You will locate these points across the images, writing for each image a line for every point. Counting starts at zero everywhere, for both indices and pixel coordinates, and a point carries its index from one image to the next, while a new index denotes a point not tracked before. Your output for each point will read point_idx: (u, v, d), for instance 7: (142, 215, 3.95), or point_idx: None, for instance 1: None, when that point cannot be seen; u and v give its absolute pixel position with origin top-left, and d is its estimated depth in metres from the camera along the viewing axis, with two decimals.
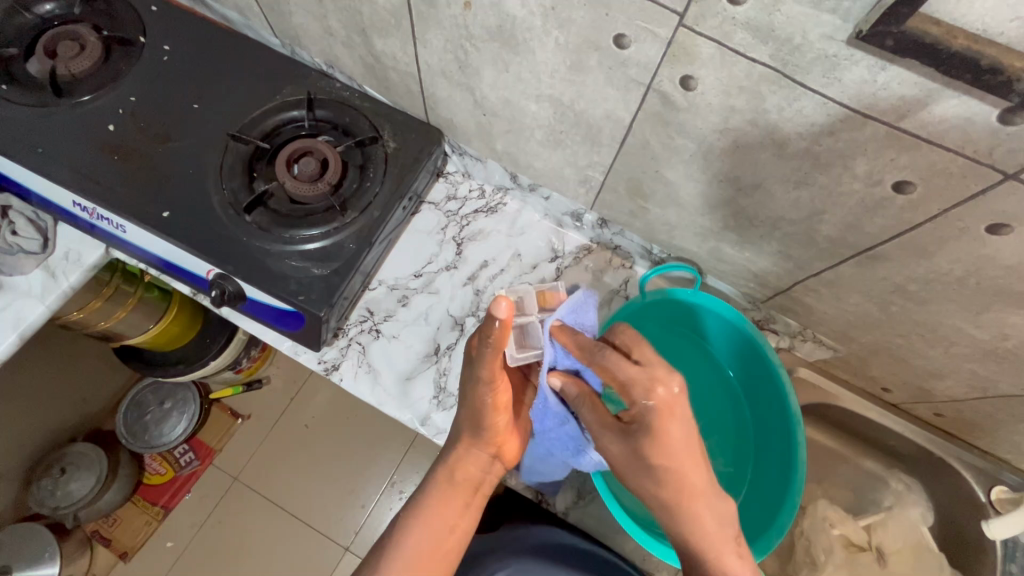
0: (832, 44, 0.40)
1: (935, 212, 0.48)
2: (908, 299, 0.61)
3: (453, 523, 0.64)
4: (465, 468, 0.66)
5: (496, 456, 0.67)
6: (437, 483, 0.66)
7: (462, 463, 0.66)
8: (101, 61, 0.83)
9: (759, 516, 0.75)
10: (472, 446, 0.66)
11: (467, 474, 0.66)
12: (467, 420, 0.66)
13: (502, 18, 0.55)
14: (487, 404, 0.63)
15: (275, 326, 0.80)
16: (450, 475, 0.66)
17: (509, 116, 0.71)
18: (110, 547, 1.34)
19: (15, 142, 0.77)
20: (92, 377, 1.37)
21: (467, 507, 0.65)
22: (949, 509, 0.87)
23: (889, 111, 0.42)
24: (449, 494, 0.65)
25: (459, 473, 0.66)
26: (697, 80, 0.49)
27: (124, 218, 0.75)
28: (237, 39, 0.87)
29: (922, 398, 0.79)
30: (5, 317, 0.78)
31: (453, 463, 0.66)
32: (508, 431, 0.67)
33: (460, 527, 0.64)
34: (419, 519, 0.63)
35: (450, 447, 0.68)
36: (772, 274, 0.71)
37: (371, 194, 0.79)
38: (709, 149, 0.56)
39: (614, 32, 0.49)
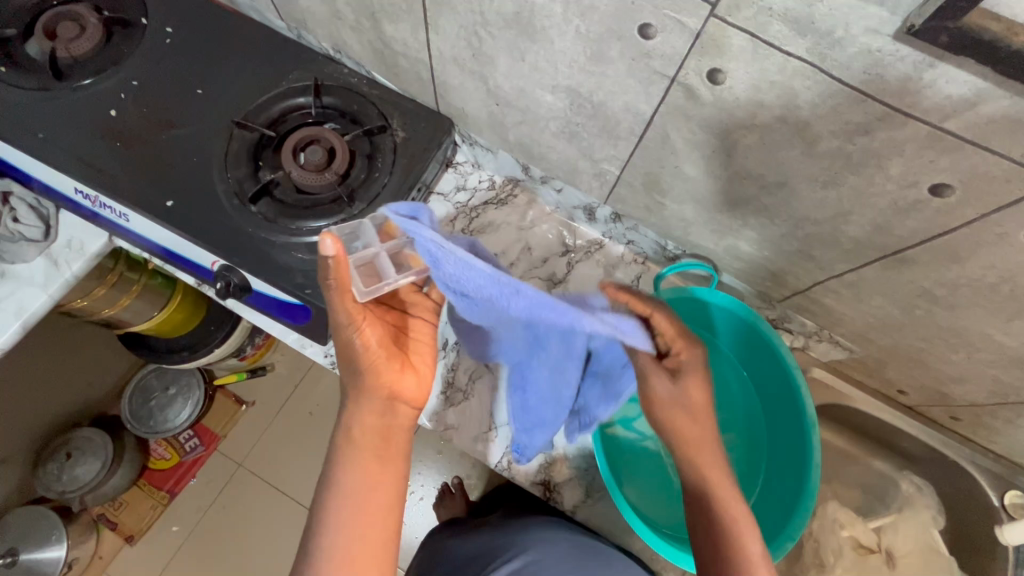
0: (877, 38, 0.37)
1: (972, 216, 0.46)
2: (935, 303, 0.59)
3: (373, 482, 0.56)
4: (366, 425, 0.57)
5: (395, 397, 0.58)
6: (343, 451, 0.57)
7: (364, 420, 0.57)
8: (102, 44, 0.81)
9: (773, 518, 0.74)
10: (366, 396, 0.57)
11: (371, 426, 0.57)
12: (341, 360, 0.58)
13: (519, 4, 0.53)
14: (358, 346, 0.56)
15: (280, 318, 0.79)
16: (356, 437, 0.57)
17: (523, 106, 0.68)
18: (117, 530, 1.35)
19: (15, 126, 0.75)
20: (96, 363, 1.36)
21: (383, 459, 0.57)
22: (962, 513, 0.86)
23: (933, 111, 0.40)
24: (358, 456, 0.56)
25: (362, 428, 0.57)
26: (725, 73, 0.47)
27: (127, 206, 0.73)
28: (241, 22, 0.85)
29: (940, 401, 0.77)
30: (8, 305, 0.77)
31: (351, 420, 0.57)
32: (394, 361, 0.58)
33: (383, 485, 0.56)
34: (336, 495, 0.55)
35: (345, 406, 0.59)
36: (791, 274, 0.69)
37: (379, 185, 0.77)
38: (733, 146, 0.54)
39: (638, 22, 0.47)
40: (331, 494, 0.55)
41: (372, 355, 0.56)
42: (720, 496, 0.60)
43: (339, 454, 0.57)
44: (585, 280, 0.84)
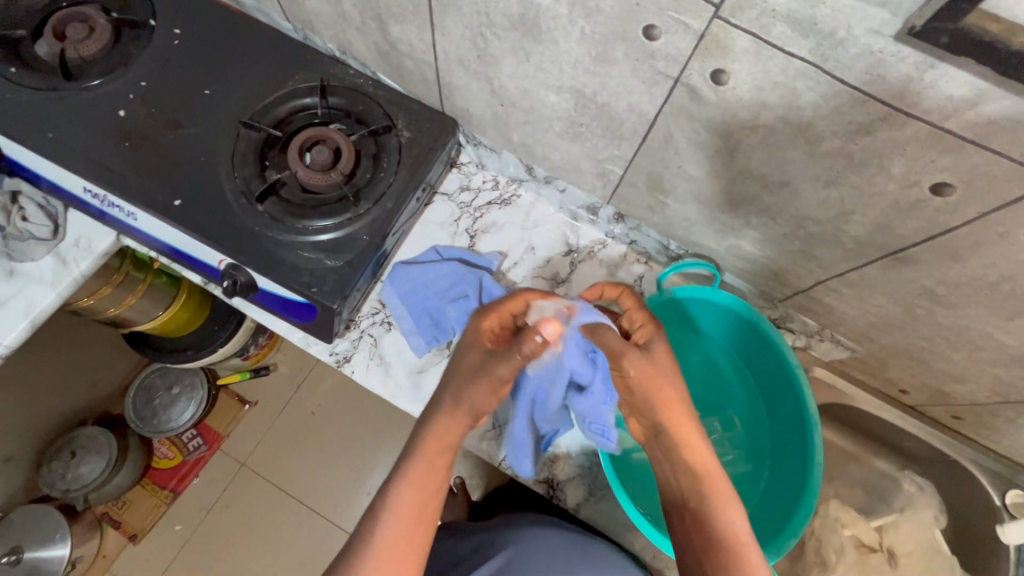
0: (879, 39, 0.38)
1: (973, 215, 0.47)
2: (936, 302, 0.59)
3: (436, 487, 0.61)
4: (443, 437, 0.62)
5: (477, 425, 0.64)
6: (415, 454, 0.61)
7: (445, 431, 0.62)
8: (110, 45, 0.82)
9: (775, 516, 0.74)
10: (455, 416, 0.62)
11: (445, 442, 0.62)
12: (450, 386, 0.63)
13: (525, 6, 0.54)
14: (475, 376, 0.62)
15: (285, 317, 0.80)
16: (431, 444, 0.62)
17: (528, 106, 0.69)
18: (121, 529, 1.36)
19: (25, 126, 0.76)
20: (101, 362, 1.37)
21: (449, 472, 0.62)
22: (963, 512, 0.87)
23: (934, 111, 0.40)
24: (428, 462, 0.61)
25: (436, 444, 0.61)
26: (729, 74, 0.47)
27: (135, 205, 0.74)
28: (248, 24, 0.86)
29: (941, 400, 0.77)
30: (16, 303, 0.78)
31: (431, 430, 0.62)
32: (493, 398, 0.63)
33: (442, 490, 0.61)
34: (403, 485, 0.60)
35: (429, 414, 0.63)
36: (793, 273, 0.69)
37: (385, 184, 0.78)
38: (736, 146, 0.54)
39: (644, 23, 0.47)
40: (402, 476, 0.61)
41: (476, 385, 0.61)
42: (714, 489, 0.61)
43: (414, 450, 0.62)
44: (588, 280, 0.85)
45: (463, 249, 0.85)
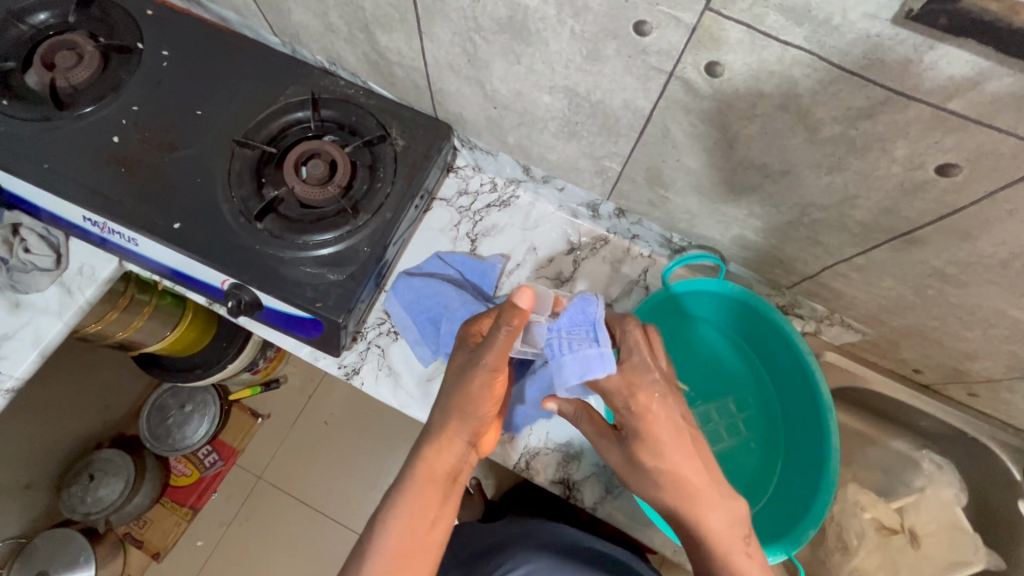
0: (875, 23, 0.37)
1: (980, 194, 0.46)
2: (947, 282, 0.58)
3: (435, 517, 0.59)
4: (443, 462, 0.61)
5: (476, 445, 0.63)
6: (410, 483, 0.60)
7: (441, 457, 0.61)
8: (100, 71, 0.81)
9: (794, 503, 0.73)
10: (452, 437, 0.61)
11: (441, 469, 0.61)
12: (453, 408, 0.59)
13: (513, 8, 0.53)
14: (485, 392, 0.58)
15: (292, 333, 0.79)
16: (427, 473, 0.60)
17: (522, 108, 0.68)
18: (143, 548, 1.37)
19: (21, 159, 0.76)
20: (113, 385, 1.38)
21: (445, 499, 0.61)
22: (984, 489, 0.86)
23: (936, 92, 0.39)
24: (424, 490, 0.60)
25: (432, 468, 0.60)
26: (723, 66, 0.46)
27: (135, 231, 0.74)
28: (235, 40, 0.85)
29: (956, 378, 0.77)
30: (25, 334, 0.78)
31: (428, 458, 0.60)
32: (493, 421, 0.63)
33: (440, 520, 0.60)
34: (397, 515, 0.59)
35: (424, 438, 0.62)
36: (799, 260, 0.69)
37: (382, 195, 0.77)
38: (735, 136, 0.54)
39: (634, 19, 0.47)
40: (397, 502, 0.59)
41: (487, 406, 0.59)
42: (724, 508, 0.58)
43: (407, 479, 0.60)
44: (592, 277, 0.84)
45: (465, 255, 0.85)
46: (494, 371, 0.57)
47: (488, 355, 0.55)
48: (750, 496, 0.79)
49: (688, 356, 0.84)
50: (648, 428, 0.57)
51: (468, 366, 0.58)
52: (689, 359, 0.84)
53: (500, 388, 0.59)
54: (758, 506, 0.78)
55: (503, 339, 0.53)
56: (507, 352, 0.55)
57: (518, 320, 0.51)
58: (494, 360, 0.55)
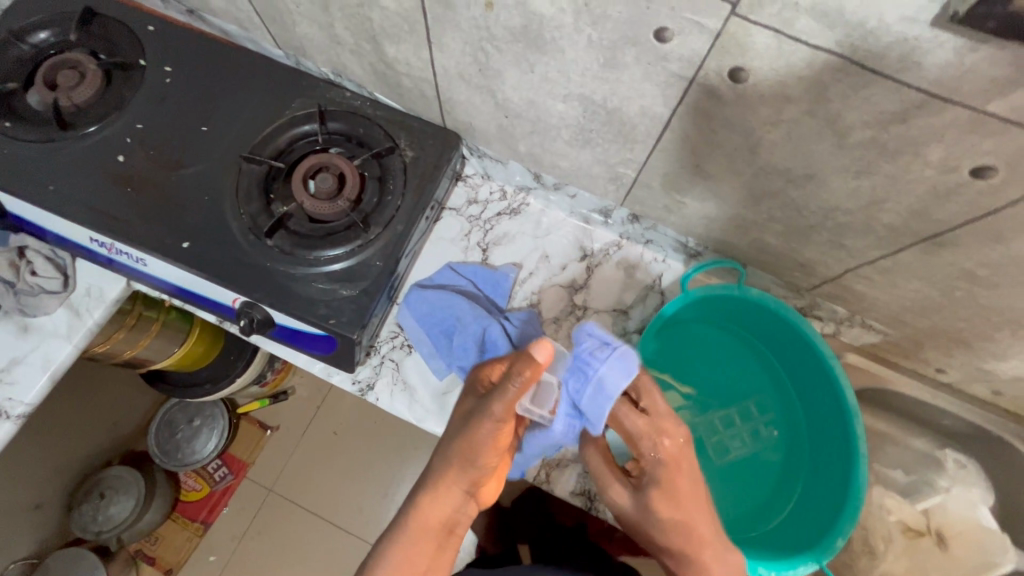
0: (915, 26, 0.36)
1: (1017, 196, 0.44)
2: (977, 284, 0.57)
3: (429, 567, 0.57)
4: (439, 512, 0.58)
5: (475, 496, 0.59)
6: (404, 533, 0.57)
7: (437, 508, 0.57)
8: (102, 90, 0.80)
9: (821, 510, 0.72)
10: (449, 485, 0.57)
11: (435, 519, 0.57)
12: (454, 454, 0.56)
13: (528, 17, 0.52)
14: (491, 440, 0.55)
15: (305, 350, 0.78)
16: (420, 532, 0.57)
17: (534, 117, 0.67)
18: (155, 564, 1.37)
19: (25, 181, 0.75)
20: (120, 402, 1.37)
21: (439, 549, 0.58)
22: (1010, 488, 0.85)
23: (975, 94, 0.38)
24: (419, 539, 0.57)
25: (427, 518, 0.57)
26: (748, 71, 0.45)
27: (143, 252, 0.72)
28: (239, 53, 0.84)
29: (981, 378, 0.75)
30: (34, 358, 0.77)
31: (423, 508, 0.57)
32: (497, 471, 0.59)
33: (433, 571, 0.57)
34: (390, 562, 0.56)
35: (421, 486, 0.58)
36: (821, 263, 0.67)
37: (393, 207, 0.76)
38: (758, 141, 0.52)
39: (655, 26, 0.45)
40: (390, 550, 0.56)
41: (492, 457, 0.56)
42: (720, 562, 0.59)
43: (401, 528, 0.57)
44: (606, 284, 0.83)
45: (477, 265, 0.84)
46: (501, 423, 0.54)
47: (495, 407, 0.53)
48: (775, 503, 0.78)
49: (707, 362, 0.83)
50: (670, 478, 0.59)
51: (475, 414, 0.56)
52: (708, 363, 0.83)
53: (506, 437, 0.56)
54: (785, 512, 0.77)
55: (513, 395, 0.53)
56: (516, 405, 0.54)
57: (530, 370, 0.52)
58: (502, 413, 0.54)
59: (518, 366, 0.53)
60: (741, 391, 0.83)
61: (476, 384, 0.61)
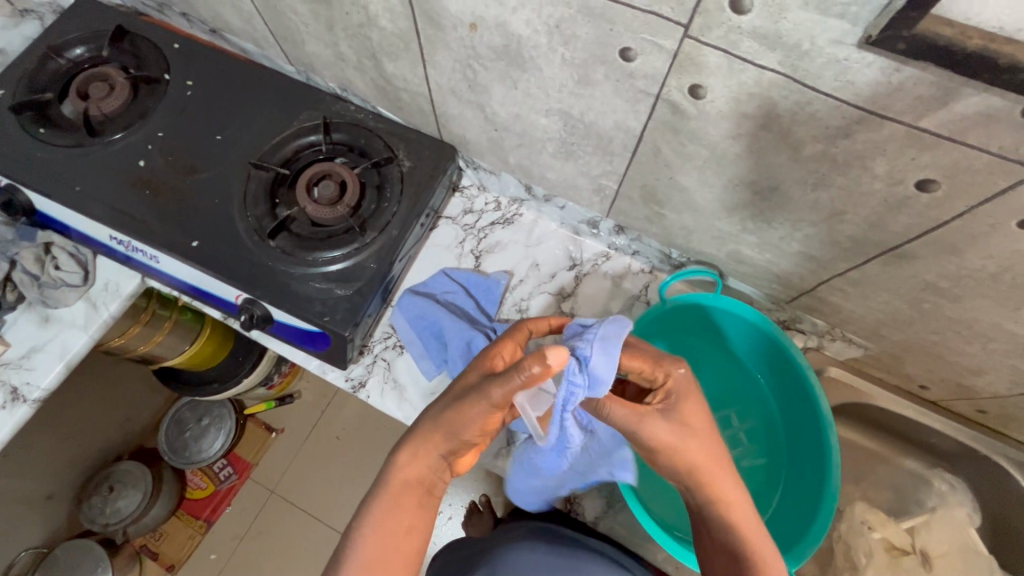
0: (842, 48, 0.39)
1: (962, 209, 0.47)
2: (941, 296, 0.58)
3: (410, 526, 0.57)
4: (417, 473, 0.58)
5: (453, 461, 0.60)
6: (384, 491, 0.58)
7: (412, 469, 0.58)
8: (129, 100, 0.87)
9: (795, 518, 0.73)
10: (425, 448, 0.58)
11: (415, 480, 0.58)
12: (440, 424, 0.57)
13: (508, 38, 0.56)
14: (477, 416, 0.55)
15: (302, 347, 0.82)
16: (398, 493, 0.58)
17: (521, 130, 0.71)
18: (158, 560, 1.40)
19: (55, 182, 0.81)
20: (133, 398, 1.43)
21: (419, 511, 0.58)
22: (999, 510, 0.84)
23: (907, 111, 0.41)
24: (398, 499, 0.58)
25: (406, 479, 0.58)
26: (706, 88, 0.49)
27: (156, 249, 0.78)
28: (255, 69, 0.91)
29: (963, 394, 0.75)
30: (52, 347, 0.83)
31: (400, 468, 0.58)
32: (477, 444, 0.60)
33: (414, 532, 0.57)
34: (370, 520, 0.57)
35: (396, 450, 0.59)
36: (795, 274, 0.69)
37: (389, 213, 0.81)
38: (722, 154, 0.55)
39: (619, 46, 0.49)
40: (371, 507, 0.58)
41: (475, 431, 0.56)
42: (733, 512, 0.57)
43: (381, 487, 0.58)
44: (593, 293, 0.86)
45: (470, 272, 0.87)
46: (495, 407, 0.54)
47: (494, 391, 0.53)
48: (751, 512, 0.79)
49: (690, 366, 0.85)
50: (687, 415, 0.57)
51: (472, 391, 0.55)
52: (688, 370, 0.85)
53: (495, 420, 0.56)
54: (762, 519, 0.78)
55: (514, 384, 0.51)
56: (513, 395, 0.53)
57: (539, 369, 0.49)
58: (500, 398, 0.53)
59: (525, 358, 0.50)
60: (720, 398, 0.85)
61: (479, 358, 0.60)
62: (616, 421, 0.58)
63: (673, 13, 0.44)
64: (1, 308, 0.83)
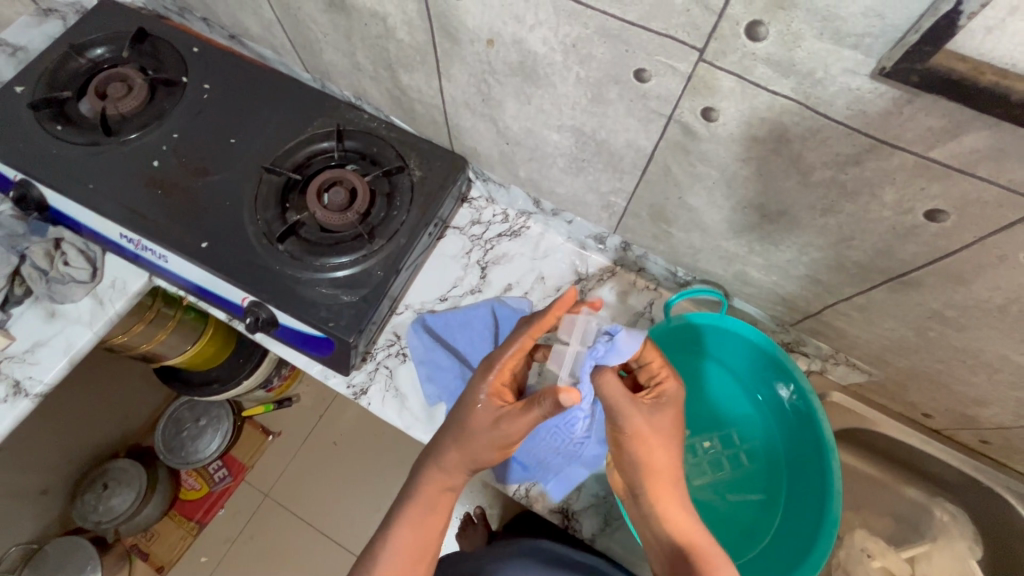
0: (856, 78, 0.40)
1: (970, 239, 0.47)
2: (947, 325, 0.59)
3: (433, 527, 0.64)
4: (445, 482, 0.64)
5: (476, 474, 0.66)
6: (414, 502, 0.64)
7: (442, 478, 0.64)
8: (146, 101, 0.88)
9: (795, 544, 0.72)
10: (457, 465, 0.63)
11: (445, 486, 0.65)
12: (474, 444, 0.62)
13: (524, 54, 0.57)
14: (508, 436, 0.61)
15: (305, 351, 0.82)
16: (427, 493, 0.64)
17: (532, 144, 0.72)
18: (148, 560, 1.38)
19: (69, 179, 0.82)
20: (132, 396, 1.42)
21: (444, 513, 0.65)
22: (1001, 543, 0.84)
23: (917, 142, 0.42)
24: (430, 507, 0.64)
25: (435, 488, 0.64)
26: (718, 111, 0.49)
27: (166, 249, 0.78)
28: (271, 76, 0.92)
29: (966, 425, 0.75)
30: (57, 342, 0.83)
31: (432, 480, 0.64)
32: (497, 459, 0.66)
33: (441, 532, 0.65)
34: (404, 524, 0.63)
35: (429, 460, 0.65)
36: (801, 298, 0.69)
37: (398, 222, 0.81)
38: (733, 176, 0.56)
39: (634, 67, 0.50)
40: (403, 516, 0.64)
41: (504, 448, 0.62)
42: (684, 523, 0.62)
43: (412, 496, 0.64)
44: (597, 308, 0.86)
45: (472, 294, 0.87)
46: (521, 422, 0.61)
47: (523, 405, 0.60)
48: (749, 535, 0.79)
49: (693, 385, 0.85)
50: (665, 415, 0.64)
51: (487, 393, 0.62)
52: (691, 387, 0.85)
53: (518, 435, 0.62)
54: (762, 542, 0.77)
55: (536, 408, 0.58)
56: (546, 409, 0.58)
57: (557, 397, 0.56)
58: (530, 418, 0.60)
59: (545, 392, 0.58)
60: (720, 416, 0.85)
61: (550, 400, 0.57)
62: (606, 397, 0.62)
63: (689, 37, 0.45)
64: (9, 302, 0.84)
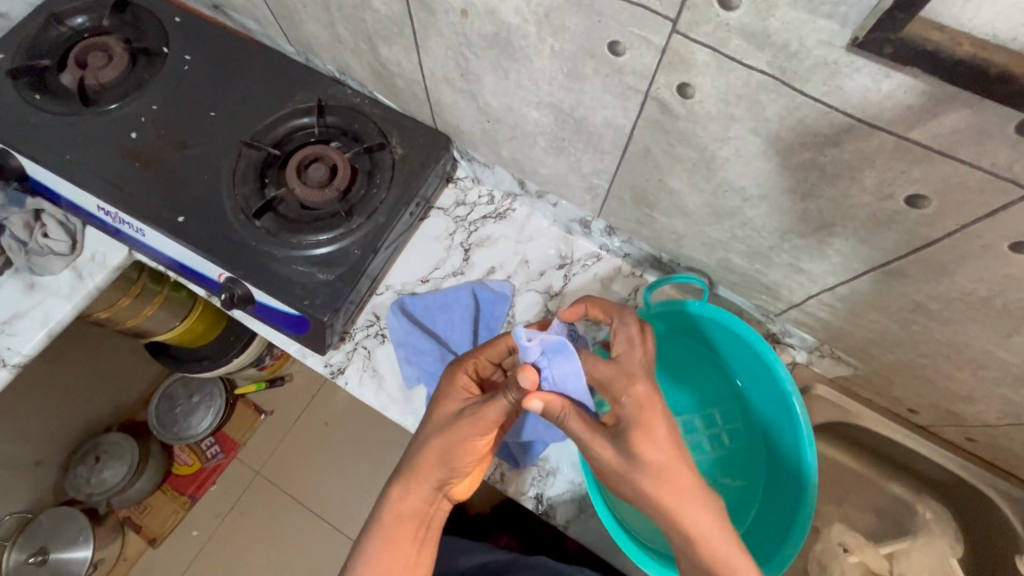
0: (832, 51, 0.37)
1: (953, 227, 0.45)
2: (930, 318, 0.56)
3: (406, 562, 0.59)
4: (413, 507, 0.60)
5: (445, 491, 0.61)
6: (375, 532, 0.60)
7: (406, 503, 0.60)
8: (126, 71, 0.87)
9: (771, 535, 0.72)
10: (414, 482, 0.60)
11: (412, 513, 0.60)
12: (436, 455, 0.58)
13: (498, 25, 0.55)
14: (476, 447, 0.58)
15: (284, 330, 0.81)
16: (394, 518, 0.60)
17: (512, 122, 0.70)
18: (142, 532, 1.40)
19: (48, 150, 0.81)
20: (124, 371, 1.43)
21: (419, 546, 0.60)
22: (987, 544, 0.82)
23: (897, 121, 0.39)
24: (394, 535, 0.59)
25: (398, 513, 0.60)
26: (694, 87, 0.47)
27: (142, 223, 0.77)
28: (254, 47, 0.90)
29: (952, 421, 0.73)
30: (35, 314, 0.83)
31: (394, 503, 0.60)
32: (469, 473, 0.62)
33: (415, 566, 0.60)
34: (365, 563, 0.58)
35: (392, 484, 0.61)
36: (784, 286, 0.67)
37: (377, 200, 0.80)
38: (711, 158, 0.54)
39: (608, 39, 0.48)
40: (366, 549, 0.59)
41: (470, 460, 0.59)
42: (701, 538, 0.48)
43: (375, 523, 0.60)
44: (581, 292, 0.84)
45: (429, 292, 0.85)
46: (486, 432, 0.57)
47: (487, 412, 0.56)
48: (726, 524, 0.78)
49: (677, 370, 0.83)
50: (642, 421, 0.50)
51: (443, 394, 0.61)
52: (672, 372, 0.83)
53: (485, 446, 0.59)
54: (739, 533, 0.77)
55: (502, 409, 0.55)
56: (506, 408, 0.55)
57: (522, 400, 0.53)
58: (493, 421, 0.56)
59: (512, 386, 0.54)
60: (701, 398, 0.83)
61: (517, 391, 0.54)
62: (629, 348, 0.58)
63: (661, 6, 0.42)
64: None
